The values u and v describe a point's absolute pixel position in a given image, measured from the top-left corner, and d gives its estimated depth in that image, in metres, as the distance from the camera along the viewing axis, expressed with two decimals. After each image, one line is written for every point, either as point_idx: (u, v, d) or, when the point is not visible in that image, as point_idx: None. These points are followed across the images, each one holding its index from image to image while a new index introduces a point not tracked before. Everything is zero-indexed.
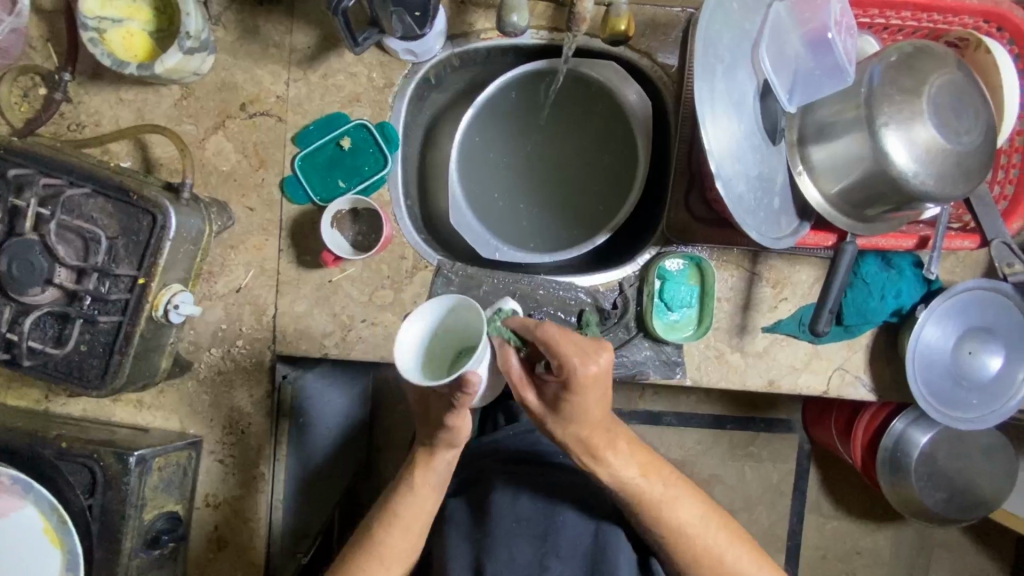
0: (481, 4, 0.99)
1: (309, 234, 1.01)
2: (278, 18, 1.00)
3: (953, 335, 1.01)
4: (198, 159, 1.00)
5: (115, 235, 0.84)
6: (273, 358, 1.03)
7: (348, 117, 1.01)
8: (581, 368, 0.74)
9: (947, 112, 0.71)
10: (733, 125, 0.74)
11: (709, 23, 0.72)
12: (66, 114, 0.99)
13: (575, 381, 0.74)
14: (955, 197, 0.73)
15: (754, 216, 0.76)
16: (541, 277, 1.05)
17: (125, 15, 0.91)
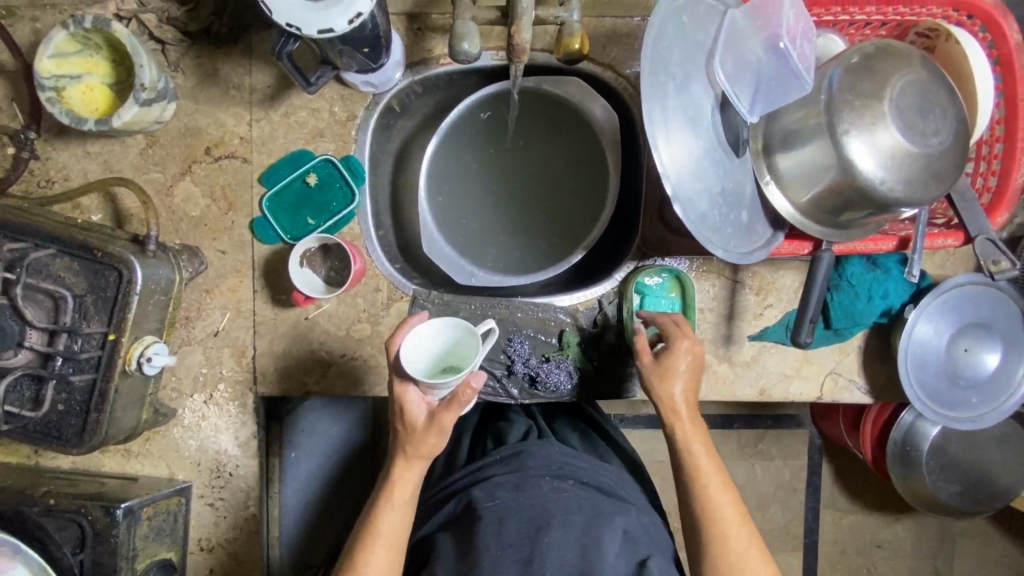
0: (438, 30, 0.98)
1: (283, 273, 1.01)
2: (236, 59, 0.99)
3: (947, 333, 0.97)
4: (167, 207, 1.00)
5: (83, 292, 0.84)
6: (255, 398, 1.03)
7: (313, 154, 1.00)
8: (681, 341, 0.90)
9: (912, 114, 0.68)
10: (691, 142, 0.72)
11: (658, 39, 0.70)
12: (36, 171, 1.00)
13: (684, 349, 0.90)
14: (927, 201, 0.70)
15: (720, 232, 0.74)
16: (518, 301, 1.04)
17: (83, 70, 0.92)
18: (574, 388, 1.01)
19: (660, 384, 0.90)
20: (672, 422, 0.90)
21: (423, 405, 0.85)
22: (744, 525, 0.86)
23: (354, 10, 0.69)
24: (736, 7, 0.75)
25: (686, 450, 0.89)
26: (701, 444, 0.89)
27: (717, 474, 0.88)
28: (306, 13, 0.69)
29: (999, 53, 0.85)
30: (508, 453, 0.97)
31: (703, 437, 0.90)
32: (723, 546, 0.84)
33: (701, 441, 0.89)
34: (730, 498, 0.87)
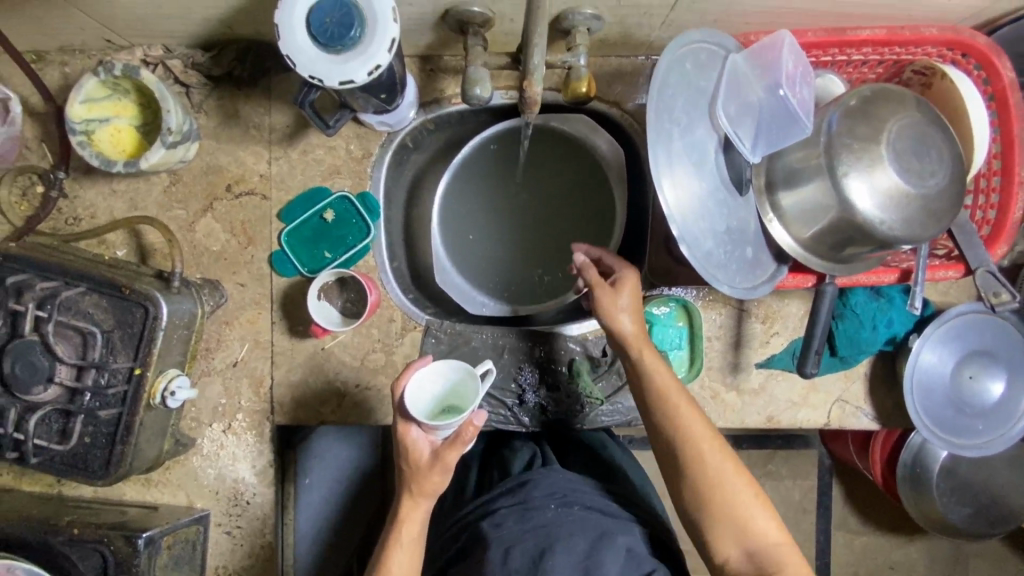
0: (450, 71, 1.03)
1: (300, 305, 1.04)
2: (256, 100, 1.03)
3: (951, 361, 0.99)
4: (189, 242, 1.04)
5: (111, 328, 0.87)
6: (272, 427, 1.05)
7: (330, 190, 1.04)
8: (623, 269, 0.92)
9: (908, 156, 0.71)
10: (695, 183, 0.75)
11: (661, 87, 0.73)
12: (64, 209, 1.03)
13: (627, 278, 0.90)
14: (925, 239, 0.73)
15: (725, 269, 0.76)
16: (529, 331, 1.06)
17: (112, 113, 0.96)
18: (584, 417, 1.03)
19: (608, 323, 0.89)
20: (638, 358, 0.89)
21: (426, 442, 0.87)
22: (712, 439, 0.87)
23: (373, 62, 0.73)
24: (736, 54, 0.79)
25: (642, 379, 0.89)
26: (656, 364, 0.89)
27: (680, 392, 0.88)
28: (329, 66, 0.73)
29: (995, 90, 0.87)
30: (514, 483, 0.95)
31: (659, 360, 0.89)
32: (695, 472, 0.85)
33: (659, 368, 0.88)
34: (687, 399, 0.88)
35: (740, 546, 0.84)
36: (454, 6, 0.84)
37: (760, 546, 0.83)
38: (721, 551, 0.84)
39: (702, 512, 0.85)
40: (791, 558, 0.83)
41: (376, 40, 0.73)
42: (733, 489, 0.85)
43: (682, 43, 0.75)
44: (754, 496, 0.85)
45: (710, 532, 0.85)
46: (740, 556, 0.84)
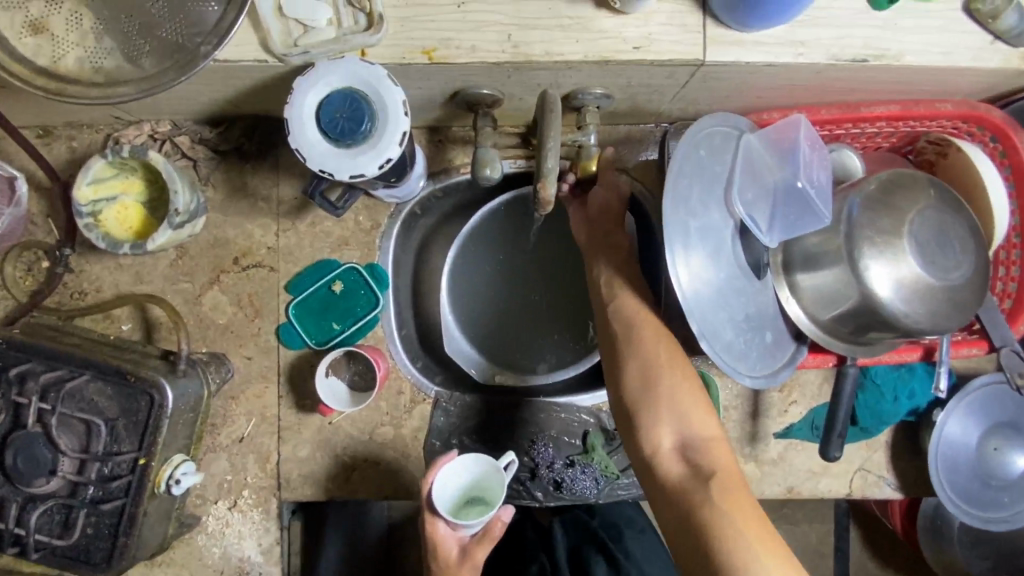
0: (459, 141, 1.03)
1: (308, 379, 1.02)
2: (264, 172, 1.02)
3: (974, 432, 0.96)
4: (195, 315, 1.02)
5: (115, 416, 0.85)
6: (278, 503, 1.02)
7: (338, 262, 1.02)
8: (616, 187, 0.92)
9: (931, 248, 0.70)
10: (712, 272, 0.73)
11: (677, 179, 0.72)
12: (69, 284, 1.02)
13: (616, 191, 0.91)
14: (950, 330, 0.71)
15: (746, 358, 0.75)
16: (541, 402, 1.04)
17: (119, 191, 0.95)
18: (600, 491, 1.01)
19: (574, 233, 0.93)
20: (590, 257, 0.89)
21: (454, 539, 0.87)
22: (668, 349, 0.79)
23: (384, 155, 0.73)
24: (750, 135, 0.77)
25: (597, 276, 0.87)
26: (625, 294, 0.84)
27: (654, 337, 0.79)
28: (339, 160, 0.73)
29: (1012, 162, 0.87)
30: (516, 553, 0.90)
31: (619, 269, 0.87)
32: (635, 351, 0.79)
33: (612, 268, 0.87)
34: (656, 328, 0.80)
35: (676, 436, 0.74)
36: (463, 88, 0.84)
37: (696, 438, 0.74)
38: (655, 434, 0.74)
39: (640, 407, 0.76)
40: (724, 454, 0.73)
41: (386, 135, 0.73)
42: (679, 391, 0.76)
43: (697, 131, 0.74)
44: (701, 399, 0.76)
45: (639, 409, 0.76)
46: (674, 450, 0.73)
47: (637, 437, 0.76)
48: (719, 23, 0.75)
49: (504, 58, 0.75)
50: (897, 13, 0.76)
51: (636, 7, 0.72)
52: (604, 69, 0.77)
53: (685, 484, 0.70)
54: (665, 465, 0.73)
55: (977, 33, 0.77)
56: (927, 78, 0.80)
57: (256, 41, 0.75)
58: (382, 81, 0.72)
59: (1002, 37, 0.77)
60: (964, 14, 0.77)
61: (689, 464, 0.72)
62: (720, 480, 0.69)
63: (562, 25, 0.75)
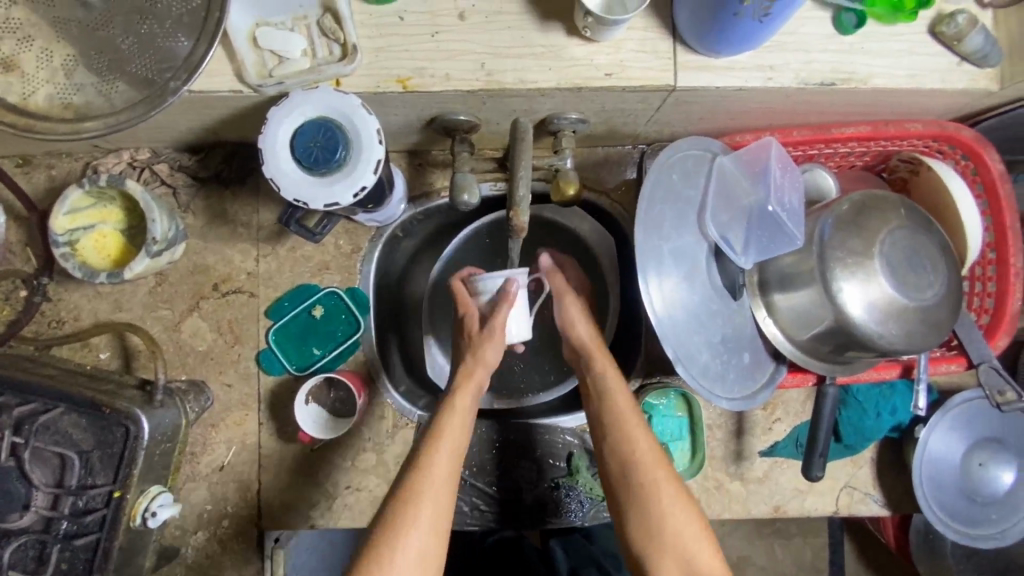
0: (439, 164, 1.03)
1: (289, 405, 1.01)
2: (244, 199, 1.02)
3: (959, 447, 0.96)
4: (174, 342, 1.01)
5: (90, 448, 0.83)
6: (259, 532, 1.00)
7: (318, 286, 1.02)
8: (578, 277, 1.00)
9: (903, 269, 0.70)
10: (686, 295, 0.75)
11: (649, 205, 0.73)
12: (47, 312, 1.01)
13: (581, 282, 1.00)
14: (923, 349, 0.72)
15: (721, 379, 0.76)
16: (525, 424, 1.03)
17: (97, 220, 0.95)
18: (585, 514, 1.00)
19: (563, 325, 0.92)
20: (589, 363, 0.88)
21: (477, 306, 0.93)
22: (677, 490, 0.77)
23: (358, 184, 0.73)
24: (723, 156, 0.78)
25: (601, 406, 0.84)
26: (629, 417, 0.81)
27: (659, 467, 0.78)
28: (313, 189, 0.73)
29: (984, 180, 0.88)
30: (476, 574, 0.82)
31: (625, 395, 0.84)
32: (630, 473, 0.78)
33: (615, 382, 0.85)
34: (670, 481, 0.78)
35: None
36: (439, 114, 0.84)
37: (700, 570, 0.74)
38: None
39: (645, 547, 0.76)
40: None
41: (361, 163, 0.73)
42: (687, 530, 0.75)
43: (668, 155, 0.76)
44: (707, 538, 0.76)
45: (650, 565, 0.75)
46: None
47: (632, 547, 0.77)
48: (689, 49, 0.76)
49: (478, 86, 0.76)
50: (864, 36, 0.77)
51: (606, 35, 0.73)
52: (577, 95, 0.78)
53: None
54: None
55: (943, 55, 0.78)
56: (896, 99, 0.81)
57: (231, 72, 0.75)
58: (355, 109, 0.72)
59: (968, 58, 0.78)
60: (929, 37, 0.78)
61: None
62: None
63: (534, 53, 0.76)
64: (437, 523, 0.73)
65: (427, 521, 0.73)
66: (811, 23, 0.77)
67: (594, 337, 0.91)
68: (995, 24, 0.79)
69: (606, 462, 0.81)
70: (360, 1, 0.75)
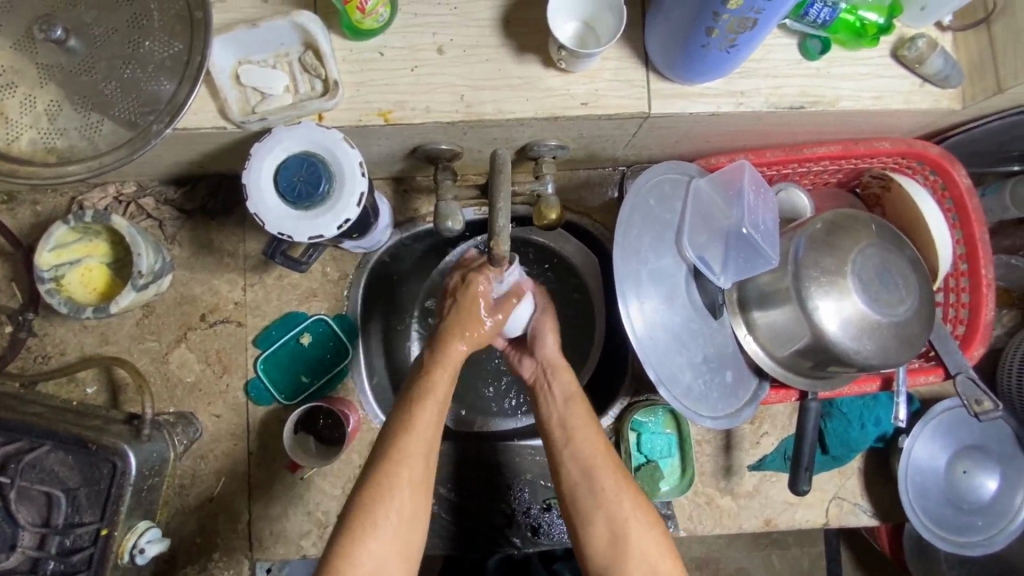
0: (424, 190, 1.05)
1: (279, 433, 1.01)
2: (231, 229, 1.03)
3: (943, 455, 0.98)
4: (162, 374, 1.01)
5: (76, 485, 0.83)
6: (249, 563, 0.99)
7: (306, 314, 1.03)
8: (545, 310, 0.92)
9: (874, 285, 0.72)
10: (666, 316, 0.76)
11: (627, 228, 0.75)
12: (32, 348, 1.01)
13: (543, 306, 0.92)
14: (899, 364, 0.73)
15: (703, 399, 0.77)
16: (516, 444, 1.03)
17: (83, 254, 0.95)
18: None
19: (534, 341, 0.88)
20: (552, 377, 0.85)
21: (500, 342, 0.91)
22: (635, 495, 0.78)
23: (342, 216, 0.74)
24: (699, 179, 0.80)
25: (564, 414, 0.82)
26: (591, 430, 0.80)
27: (617, 474, 0.78)
28: (297, 222, 0.74)
29: (953, 195, 0.90)
30: None
31: (586, 407, 0.83)
32: (591, 478, 0.78)
33: (573, 391, 0.84)
34: (628, 484, 0.78)
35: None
36: (422, 143, 0.86)
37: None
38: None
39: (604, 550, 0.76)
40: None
41: (344, 195, 0.74)
42: (651, 538, 0.76)
43: (645, 181, 0.78)
44: (668, 543, 0.77)
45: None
46: None
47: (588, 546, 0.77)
48: (662, 76, 0.78)
49: (458, 118, 0.78)
50: (830, 61, 0.80)
51: (581, 66, 0.76)
52: (555, 123, 0.80)
53: None
54: None
55: (906, 76, 0.81)
56: (864, 120, 0.84)
57: (214, 109, 0.76)
58: (338, 143, 0.74)
59: (930, 79, 0.81)
60: (891, 60, 0.81)
61: None
62: None
63: (512, 84, 0.78)
64: (401, 538, 0.72)
65: (391, 538, 0.71)
66: (778, 50, 0.80)
67: (559, 353, 0.88)
68: (955, 47, 0.82)
69: (567, 468, 0.79)
70: (340, 38, 0.77)
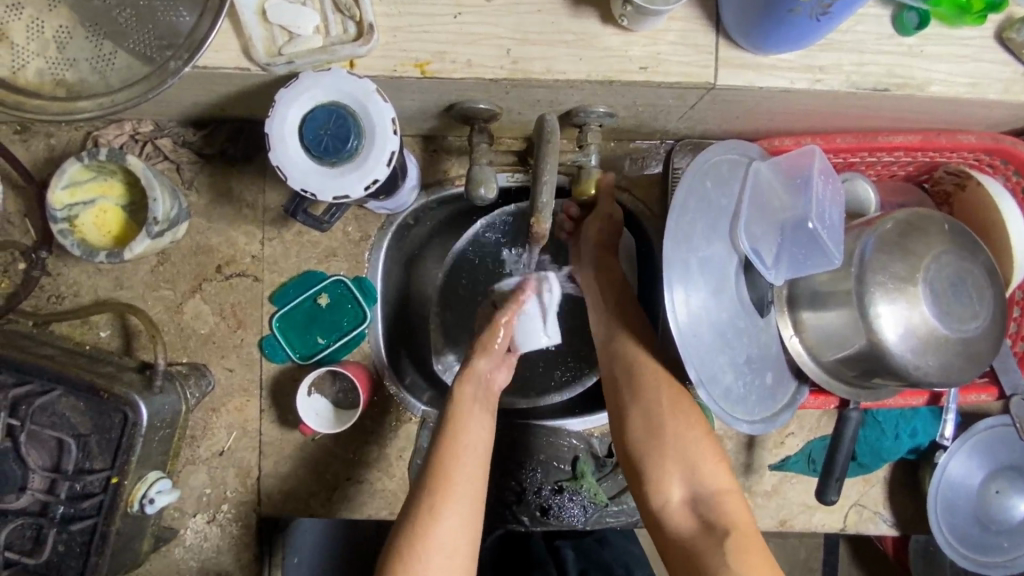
0: (454, 151, 0.98)
1: (291, 393, 0.99)
2: (250, 178, 0.98)
3: (977, 474, 0.93)
4: (176, 324, 0.98)
5: (87, 432, 0.82)
6: (257, 517, 0.99)
7: (325, 274, 0.98)
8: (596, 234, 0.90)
9: (946, 297, 0.66)
10: (715, 311, 0.69)
11: (681, 212, 0.67)
12: (46, 287, 0.98)
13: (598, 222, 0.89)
14: (959, 383, 0.68)
15: (743, 403, 0.72)
16: (530, 424, 1.00)
17: (97, 194, 0.91)
18: (587, 518, 0.98)
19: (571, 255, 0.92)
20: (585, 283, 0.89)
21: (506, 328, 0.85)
22: (659, 381, 0.79)
23: (370, 176, 0.69)
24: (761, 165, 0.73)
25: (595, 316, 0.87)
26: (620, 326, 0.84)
27: (657, 372, 0.80)
28: (322, 179, 0.69)
29: None
30: None
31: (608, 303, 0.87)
32: (636, 374, 0.80)
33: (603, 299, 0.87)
34: (654, 369, 0.80)
35: (686, 486, 0.75)
36: (459, 101, 0.79)
37: (707, 488, 0.74)
38: (666, 487, 0.75)
39: (646, 450, 0.77)
40: (738, 506, 0.74)
41: (374, 153, 0.68)
42: (683, 437, 0.77)
43: (703, 160, 0.70)
44: (709, 446, 0.77)
45: (647, 465, 0.76)
46: (686, 502, 0.74)
47: (629, 431, 0.79)
48: (732, 44, 0.70)
49: (502, 75, 0.70)
50: (925, 39, 0.71)
51: (644, 25, 0.68)
52: (609, 89, 0.73)
53: (695, 538, 0.71)
54: (673, 516, 0.74)
55: (1009, 64, 0.72)
56: (952, 110, 0.76)
57: (238, 48, 0.70)
58: (369, 95, 0.67)
59: None
60: (994, 43, 0.72)
61: (699, 515, 0.73)
62: (734, 535, 0.70)
63: (565, 40, 0.70)
64: (454, 549, 0.69)
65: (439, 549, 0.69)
66: (867, 22, 0.71)
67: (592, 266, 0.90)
68: None
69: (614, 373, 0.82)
70: None
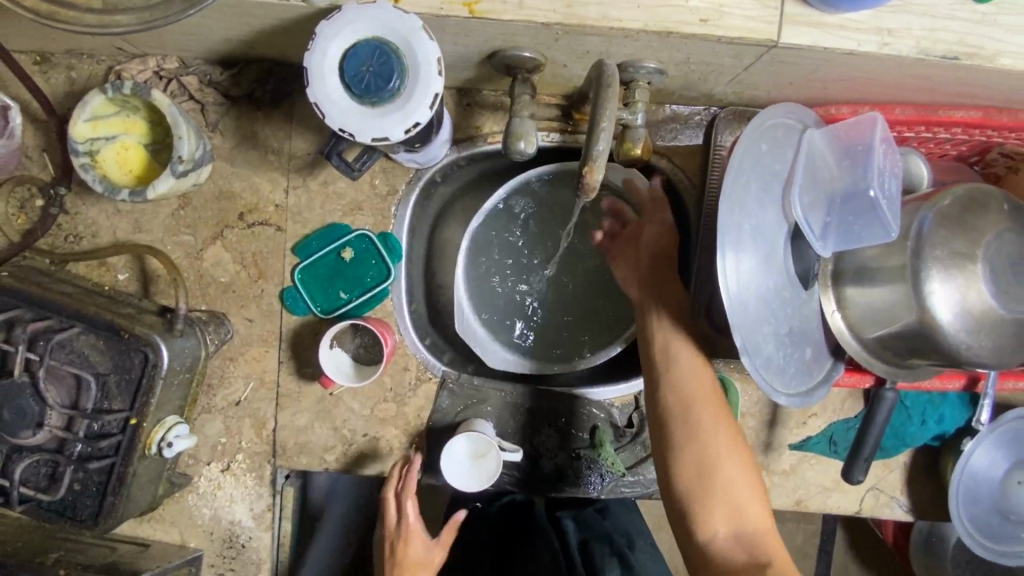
0: (489, 107, 0.95)
1: (310, 345, 0.97)
2: (277, 123, 0.95)
3: (1001, 464, 0.92)
4: (195, 271, 0.96)
5: (107, 371, 0.80)
6: (272, 470, 0.99)
7: (349, 227, 0.96)
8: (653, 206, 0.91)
9: (1006, 277, 0.64)
10: (764, 279, 0.67)
11: (738, 173, 0.65)
12: (64, 225, 0.96)
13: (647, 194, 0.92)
14: (1007, 366, 0.66)
15: (783, 375, 0.70)
16: (551, 391, 0.99)
17: (120, 130, 0.88)
18: (603, 487, 0.97)
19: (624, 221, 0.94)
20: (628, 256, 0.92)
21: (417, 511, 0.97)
22: (712, 414, 0.78)
23: (411, 119, 0.65)
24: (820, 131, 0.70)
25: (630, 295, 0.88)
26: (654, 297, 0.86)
27: (710, 401, 0.79)
28: (360, 118, 0.65)
29: None
30: None
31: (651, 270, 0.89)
32: (691, 405, 0.78)
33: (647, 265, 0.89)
34: (708, 399, 0.79)
35: (730, 525, 0.75)
36: (503, 48, 0.76)
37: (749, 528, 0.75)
38: (710, 526, 0.74)
39: (693, 504, 0.76)
40: (772, 542, 0.75)
41: (416, 95, 0.65)
42: (728, 475, 0.77)
43: (761, 122, 0.67)
44: (755, 489, 0.78)
45: (693, 507, 0.76)
46: (727, 539, 0.74)
47: (675, 460, 0.77)
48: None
49: (554, 19, 0.67)
50: (1000, 6, 0.68)
51: None
52: (665, 41, 0.69)
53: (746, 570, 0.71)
54: (718, 551, 0.74)
55: None
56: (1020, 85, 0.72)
57: None
58: (416, 32, 0.64)
59: None
60: None
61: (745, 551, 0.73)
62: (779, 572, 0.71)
63: None
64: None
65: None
66: None
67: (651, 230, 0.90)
68: None
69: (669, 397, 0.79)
70: None
